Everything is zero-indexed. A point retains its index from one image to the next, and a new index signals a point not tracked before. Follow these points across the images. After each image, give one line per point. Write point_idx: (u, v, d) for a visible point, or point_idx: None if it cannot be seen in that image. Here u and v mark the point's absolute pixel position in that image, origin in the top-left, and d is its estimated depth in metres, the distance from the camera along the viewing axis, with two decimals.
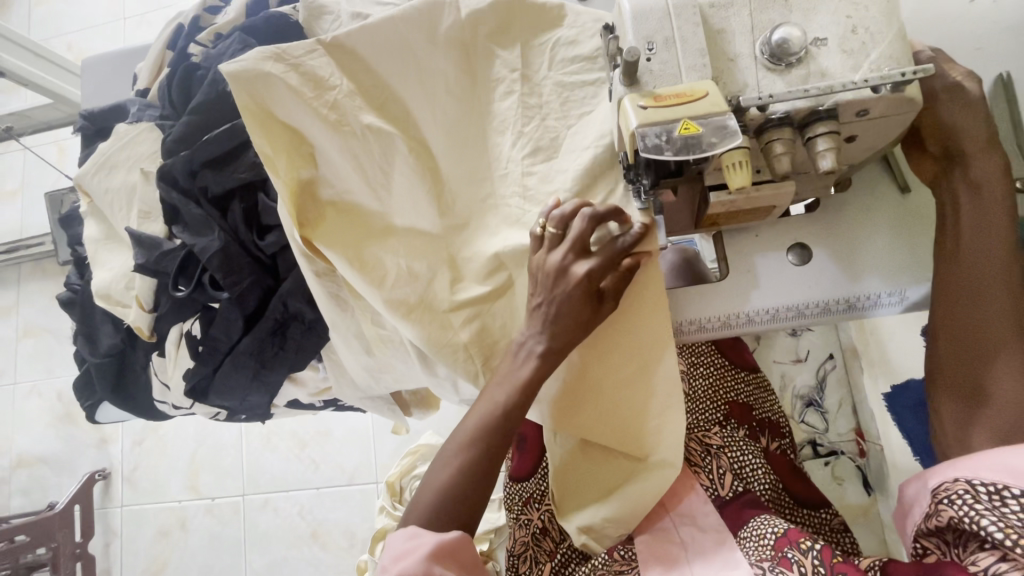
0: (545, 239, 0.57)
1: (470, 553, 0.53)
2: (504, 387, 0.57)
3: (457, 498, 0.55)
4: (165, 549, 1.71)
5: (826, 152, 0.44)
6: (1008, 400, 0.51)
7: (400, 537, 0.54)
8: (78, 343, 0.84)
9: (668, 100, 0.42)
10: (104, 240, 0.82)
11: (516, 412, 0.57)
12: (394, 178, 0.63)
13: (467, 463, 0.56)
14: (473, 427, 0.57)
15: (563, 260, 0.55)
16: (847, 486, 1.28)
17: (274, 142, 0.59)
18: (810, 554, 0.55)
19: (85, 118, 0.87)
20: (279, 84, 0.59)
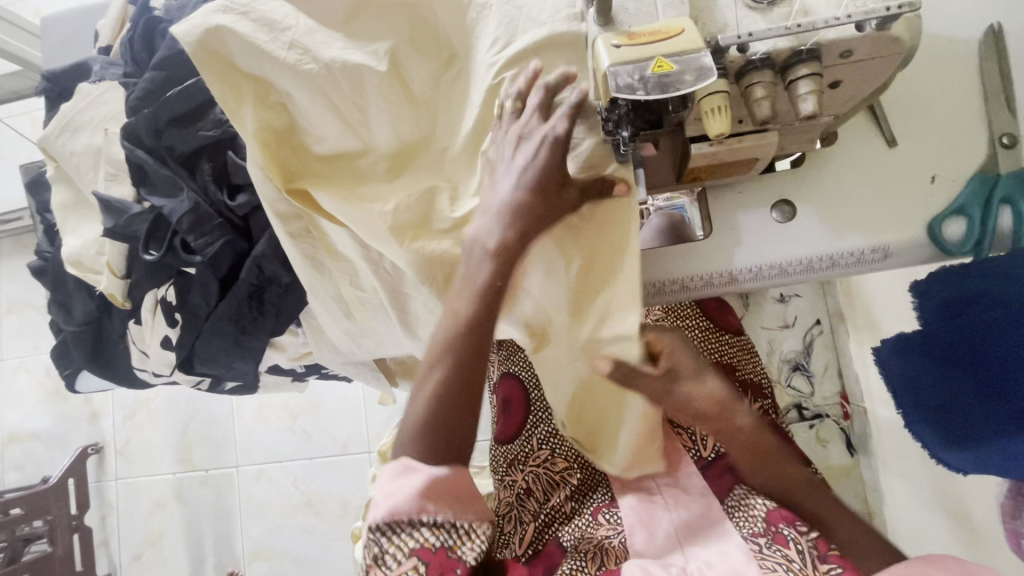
0: (507, 112, 0.56)
1: (466, 484, 0.52)
2: (464, 295, 0.55)
3: (436, 429, 0.51)
4: (161, 520, 1.73)
5: (808, 95, 0.43)
6: None
7: (391, 468, 0.51)
8: (53, 311, 0.82)
9: (642, 39, 0.39)
10: (72, 206, 0.80)
11: (484, 326, 0.54)
12: (365, 130, 0.61)
13: (442, 375, 0.53)
14: (443, 344, 0.54)
15: (528, 118, 0.54)
16: (831, 448, 1.30)
17: (241, 94, 0.59)
18: (806, 538, 0.60)
19: (46, 78, 0.83)
20: (231, 34, 0.57)
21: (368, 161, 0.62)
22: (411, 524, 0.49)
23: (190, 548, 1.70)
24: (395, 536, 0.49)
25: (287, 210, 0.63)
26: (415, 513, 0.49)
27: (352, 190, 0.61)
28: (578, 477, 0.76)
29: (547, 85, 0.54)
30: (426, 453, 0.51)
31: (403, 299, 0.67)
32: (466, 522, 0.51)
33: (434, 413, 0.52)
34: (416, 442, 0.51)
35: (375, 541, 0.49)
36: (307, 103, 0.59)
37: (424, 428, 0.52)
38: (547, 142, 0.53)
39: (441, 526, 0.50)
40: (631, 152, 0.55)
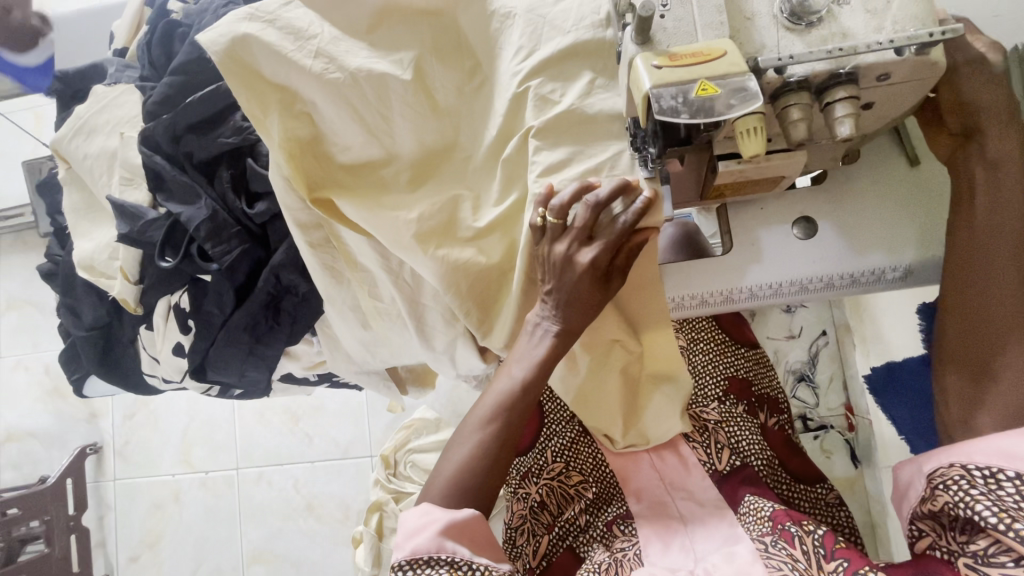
0: (546, 228, 0.55)
1: (485, 530, 0.54)
2: (522, 363, 0.58)
3: (464, 493, 0.56)
4: (160, 522, 1.71)
5: (844, 118, 0.42)
6: (1013, 385, 0.50)
7: (414, 514, 0.55)
8: (63, 315, 0.81)
9: (684, 60, 0.39)
10: (85, 209, 0.79)
11: (534, 389, 0.58)
12: (388, 140, 0.61)
13: (479, 442, 0.57)
14: (494, 403, 0.58)
15: (567, 251, 0.54)
16: (835, 459, 1.30)
17: (266, 104, 0.58)
18: (812, 536, 0.57)
19: (59, 79, 0.82)
20: (257, 42, 0.57)
21: (389, 172, 0.61)
22: (430, 563, 0.51)
23: (188, 551, 1.68)
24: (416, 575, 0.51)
25: (308, 220, 0.63)
26: (433, 553, 0.51)
27: (372, 201, 0.60)
28: (593, 489, 0.76)
29: (598, 200, 0.52)
30: (457, 489, 0.56)
31: (421, 311, 0.66)
32: (482, 564, 0.51)
33: (473, 461, 0.56)
34: (453, 481, 0.56)
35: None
36: (332, 114, 0.59)
37: (461, 472, 0.56)
38: (585, 269, 0.54)
39: (458, 567, 0.51)
40: (658, 168, 0.54)
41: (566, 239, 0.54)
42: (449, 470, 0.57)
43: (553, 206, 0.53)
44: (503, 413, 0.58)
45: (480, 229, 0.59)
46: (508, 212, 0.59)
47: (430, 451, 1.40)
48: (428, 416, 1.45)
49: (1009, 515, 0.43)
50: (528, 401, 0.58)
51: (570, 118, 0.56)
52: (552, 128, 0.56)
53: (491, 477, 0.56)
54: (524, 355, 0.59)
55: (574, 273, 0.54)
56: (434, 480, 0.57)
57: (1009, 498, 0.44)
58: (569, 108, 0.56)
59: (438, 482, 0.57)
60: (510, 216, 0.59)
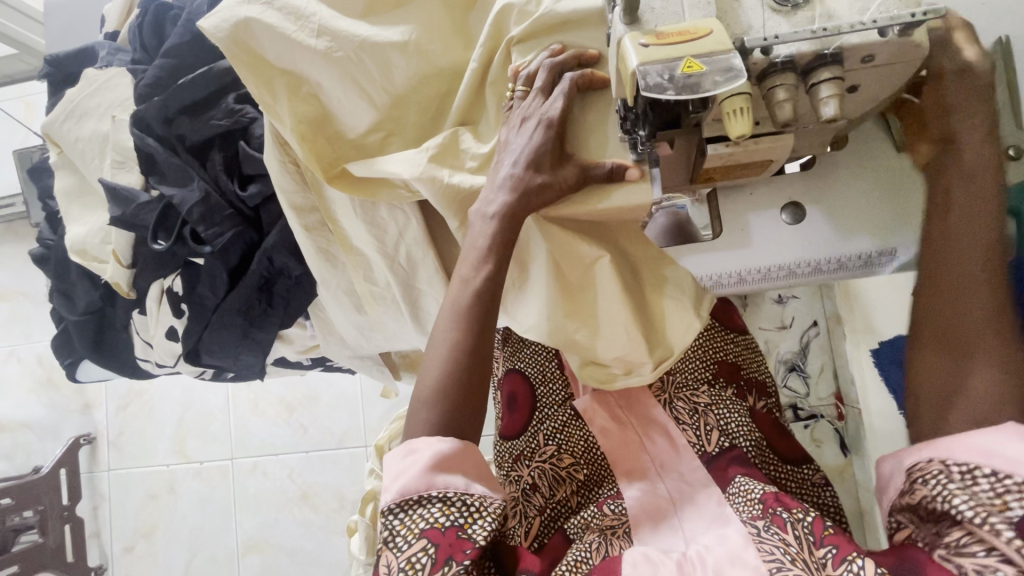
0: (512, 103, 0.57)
1: (474, 457, 0.49)
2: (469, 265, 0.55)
3: (452, 417, 0.50)
4: (154, 511, 1.71)
5: (829, 99, 0.43)
6: (984, 397, 0.49)
7: (398, 455, 0.49)
8: (55, 300, 0.81)
9: (671, 38, 0.40)
10: (77, 193, 0.78)
11: (493, 288, 0.54)
12: (393, 113, 0.60)
13: (451, 356, 0.51)
14: (452, 310, 0.53)
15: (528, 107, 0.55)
16: (825, 447, 1.32)
17: (272, 87, 0.58)
18: (802, 523, 0.56)
19: (50, 64, 0.82)
20: (259, 25, 0.57)
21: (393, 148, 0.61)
22: (421, 502, 0.47)
23: (183, 541, 1.68)
24: (407, 517, 0.47)
25: (303, 203, 0.64)
26: (425, 491, 0.47)
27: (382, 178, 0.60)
28: (584, 472, 0.77)
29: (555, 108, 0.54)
30: (445, 417, 0.50)
31: (415, 294, 0.67)
32: (476, 498, 0.48)
33: (448, 387, 0.50)
34: (432, 402, 0.50)
35: (386, 525, 0.47)
36: (338, 91, 0.59)
37: (440, 397, 0.50)
38: (543, 123, 0.54)
39: (452, 504, 0.47)
40: (646, 152, 0.55)
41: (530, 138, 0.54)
42: (423, 404, 0.50)
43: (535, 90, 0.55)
44: (464, 321, 0.52)
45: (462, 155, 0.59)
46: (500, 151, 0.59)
47: None
48: None
49: (984, 510, 0.43)
50: (487, 304, 0.53)
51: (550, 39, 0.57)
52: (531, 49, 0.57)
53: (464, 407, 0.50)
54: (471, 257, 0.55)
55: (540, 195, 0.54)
56: (412, 422, 0.50)
57: (985, 492, 0.45)
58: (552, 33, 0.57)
59: (416, 424, 0.50)
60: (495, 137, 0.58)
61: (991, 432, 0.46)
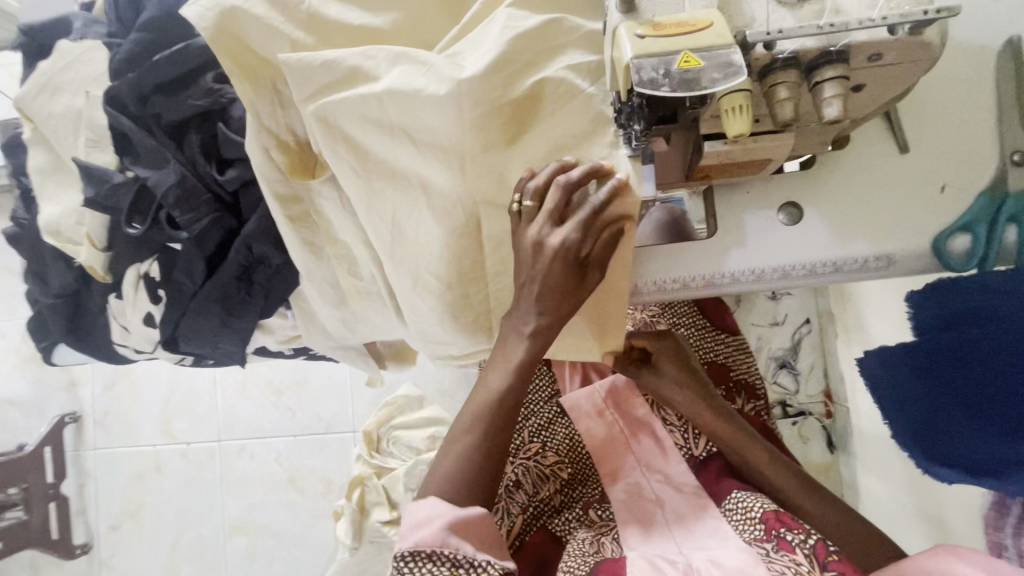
0: (523, 213, 0.53)
1: (488, 526, 0.53)
2: (500, 370, 0.57)
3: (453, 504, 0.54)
4: (140, 492, 1.71)
5: (833, 99, 0.41)
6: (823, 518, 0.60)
7: (421, 506, 0.53)
8: (29, 282, 0.79)
9: (669, 30, 0.37)
10: (51, 170, 0.75)
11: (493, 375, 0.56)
12: (476, 182, 0.55)
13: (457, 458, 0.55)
14: (474, 410, 0.57)
15: (540, 233, 0.51)
16: (811, 445, 1.32)
17: (343, 151, 0.56)
18: (806, 544, 0.56)
19: (23, 34, 0.78)
20: (245, 15, 0.53)
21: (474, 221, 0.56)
22: (429, 557, 0.51)
23: (169, 522, 1.68)
24: (416, 568, 0.51)
25: (286, 193, 0.60)
26: (439, 547, 0.50)
27: (456, 258, 0.58)
28: (568, 470, 0.76)
29: (569, 179, 0.49)
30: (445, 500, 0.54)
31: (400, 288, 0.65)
32: (485, 561, 0.51)
33: (483, 412, 0.56)
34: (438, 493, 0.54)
35: (399, 568, 0.51)
36: (416, 157, 0.55)
37: (443, 485, 0.54)
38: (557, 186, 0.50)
39: (463, 565, 0.51)
40: (641, 147, 0.53)
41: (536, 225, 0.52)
42: (456, 436, 0.56)
43: (528, 187, 0.52)
44: (481, 425, 0.56)
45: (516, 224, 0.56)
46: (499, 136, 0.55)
47: (412, 429, 1.41)
48: (411, 393, 1.44)
49: None
50: (506, 403, 0.57)
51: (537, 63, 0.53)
52: (534, 100, 0.53)
53: (493, 423, 0.56)
54: (501, 354, 0.57)
55: (546, 261, 0.51)
56: (449, 446, 0.57)
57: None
58: (545, 78, 0.53)
59: (446, 459, 0.55)
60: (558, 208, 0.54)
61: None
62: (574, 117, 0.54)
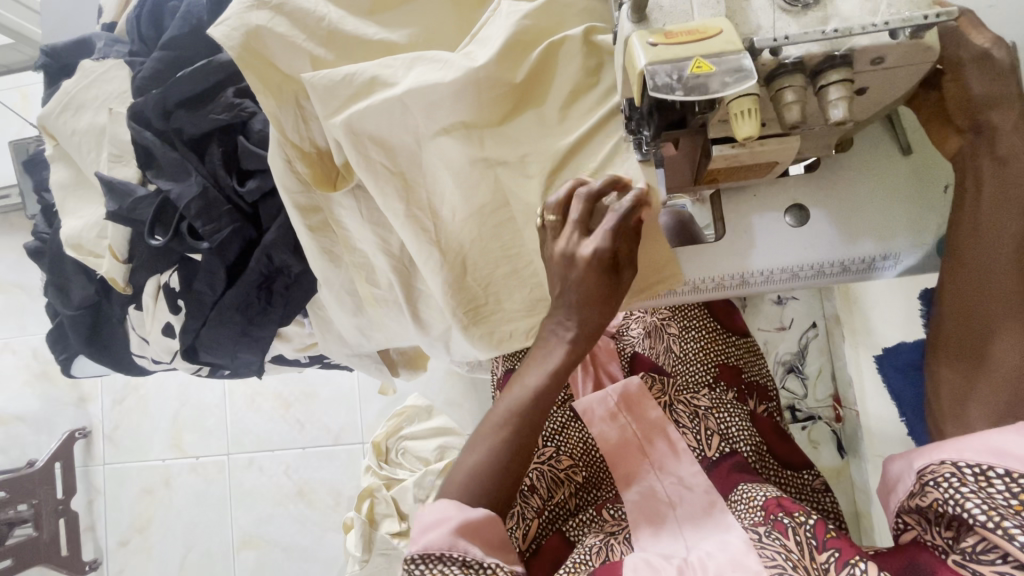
0: (546, 227, 0.56)
1: (499, 531, 0.53)
2: (535, 372, 0.57)
3: (477, 495, 0.54)
4: (149, 507, 1.70)
5: (838, 101, 0.43)
6: (1009, 366, 0.50)
7: (431, 509, 0.54)
8: (50, 294, 0.80)
9: (680, 38, 0.39)
10: (73, 185, 0.78)
11: (545, 395, 0.56)
12: (495, 148, 0.57)
13: (486, 457, 0.55)
14: (505, 410, 0.56)
15: (567, 246, 0.54)
16: (821, 449, 1.32)
17: (372, 156, 0.57)
18: (805, 527, 0.55)
19: (45, 54, 0.80)
20: (269, 34, 0.55)
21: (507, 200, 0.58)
22: (441, 559, 0.50)
23: (177, 536, 1.67)
24: (428, 568, 0.51)
25: (307, 203, 0.62)
26: (447, 550, 0.50)
27: (487, 240, 0.60)
28: (583, 474, 0.77)
29: (590, 189, 0.52)
30: (471, 498, 0.54)
31: (417, 294, 0.66)
32: (494, 563, 0.50)
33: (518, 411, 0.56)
34: (465, 487, 0.54)
35: (412, 571, 0.52)
36: (439, 145, 0.56)
37: (471, 481, 0.54)
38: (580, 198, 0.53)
39: (470, 567, 0.50)
40: (651, 152, 0.55)
41: (565, 235, 0.54)
42: (488, 431, 0.56)
43: (549, 204, 0.55)
44: (513, 421, 0.56)
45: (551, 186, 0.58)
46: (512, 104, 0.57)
47: (422, 439, 1.41)
48: (420, 403, 1.45)
49: (997, 514, 0.43)
50: (541, 408, 0.56)
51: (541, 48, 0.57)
52: (540, 71, 0.58)
53: (532, 423, 0.55)
54: (539, 361, 0.57)
55: (579, 270, 0.53)
56: (479, 438, 0.56)
57: (999, 496, 0.44)
58: (549, 49, 0.57)
59: (477, 451, 0.55)
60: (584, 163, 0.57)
61: (1005, 431, 0.46)
62: (576, 72, 0.57)
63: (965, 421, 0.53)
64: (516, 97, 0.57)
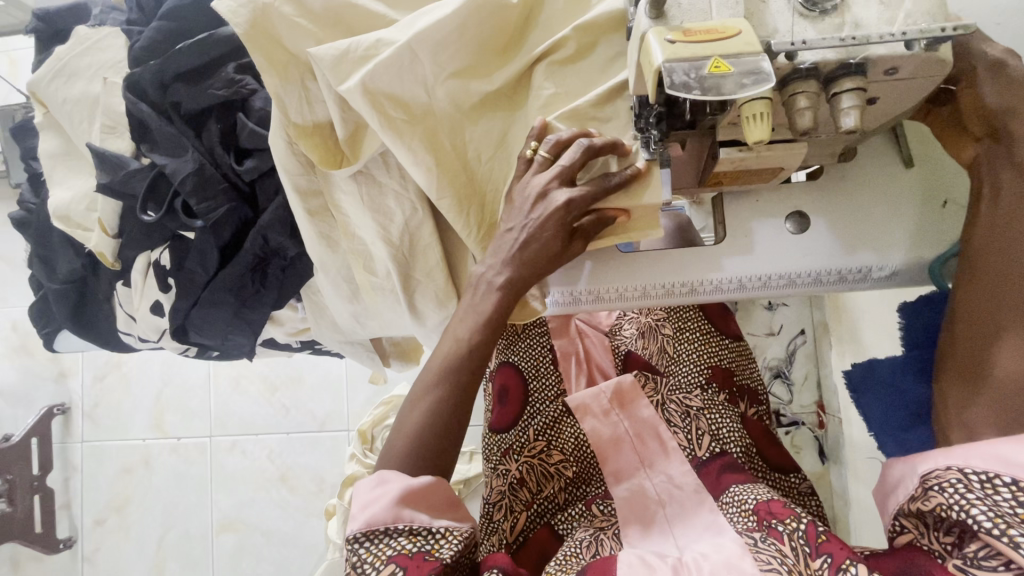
0: (534, 162, 0.55)
1: (441, 494, 0.54)
2: (466, 324, 0.59)
3: (417, 457, 0.56)
4: (127, 486, 1.68)
5: (850, 110, 0.42)
6: (1011, 379, 0.51)
7: (368, 484, 0.54)
8: (34, 266, 0.78)
9: (697, 36, 0.39)
10: (63, 155, 0.75)
11: (481, 350, 0.59)
12: (500, 75, 0.56)
13: (424, 417, 0.57)
14: (440, 367, 0.58)
15: (545, 184, 0.54)
16: (803, 454, 1.34)
17: (392, 114, 0.54)
18: (797, 532, 0.55)
19: (38, 18, 0.78)
20: (279, 13, 0.54)
21: (523, 125, 0.58)
22: (388, 532, 0.51)
23: (156, 517, 1.65)
24: (373, 545, 0.51)
25: (307, 186, 0.61)
26: (391, 522, 0.51)
27: (507, 173, 0.59)
28: (572, 469, 0.76)
29: (592, 144, 0.52)
30: (410, 466, 0.56)
31: (414, 284, 0.66)
32: (442, 527, 0.52)
33: (449, 368, 0.58)
34: (404, 449, 0.56)
35: (354, 551, 0.51)
36: (452, 93, 0.55)
37: (414, 444, 0.56)
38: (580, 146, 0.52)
39: (418, 533, 0.51)
40: (659, 150, 0.54)
41: (547, 175, 0.54)
42: (423, 388, 0.58)
43: (548, 141, 0.54)
44: (450, 378, 0.58)
45: (560, 96, 0.56)
46: (507, 36, 0.56)
47: None
48: (407, 393, 1.45)
49: (1003, 520, 0.43)
50: (476, 360, 0.59)
51: (554, 20, 0.57)
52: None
53: (464, 379, 0.58)
54: (470, 315, 0.59)
55: (545, 211, 0.54)
56: (417, 398, 0.58)
57: (1004, 503, 0.45)
58: None
59: (414, 413, 0.57)
60: (588, 71, 0.56)
61: (1011, 441, 0.47)
62: None
63: None
64: (512, 31, 0.57)
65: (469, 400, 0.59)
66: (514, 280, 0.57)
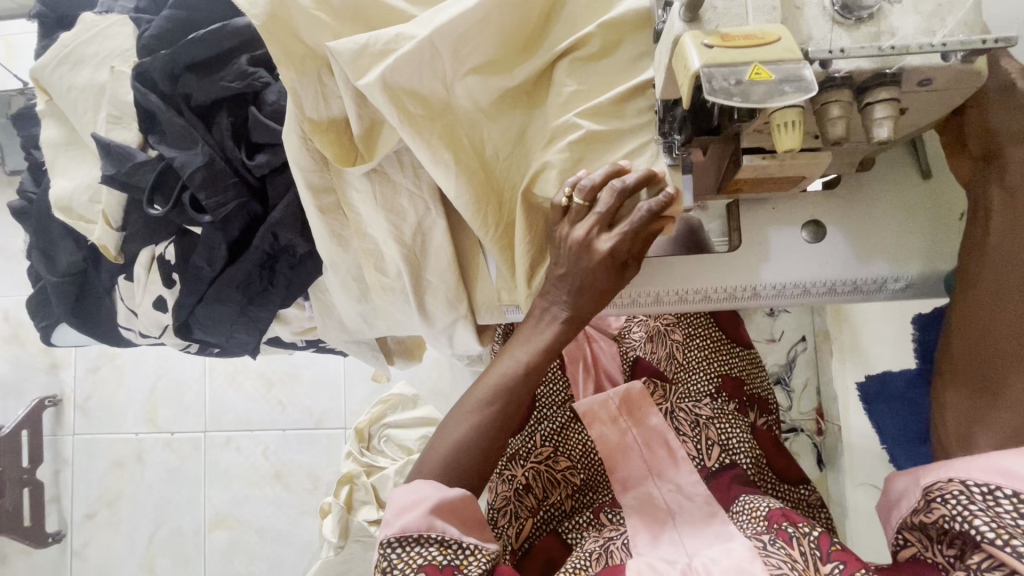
0: (569, 210, 0.54)
1: (472, 511, 0.54)
2: (527, 346, 0.58)
3: (458, 470, 0.56)
4: (119, 481, 1.66)
5: (883, 121, 0.42)
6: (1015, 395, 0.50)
7: (403, 491, 0.54)
8: (33, 258, 0.76)
9: (737, 41, 0.38)
10: (65, 145, 0.73)
11: (534, 373, 0.58)
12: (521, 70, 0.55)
13: (468, 430, 0.57)
14: (492, 384, 0.58)
15: (586, 235, 0.53)
16: (802, 461, 1.33)
17: (409, 109, 0.53)
18: (809, 537, 0.55)
19: (42, 3, 0.76)
20: (297, 7, 0.53)
21: (544, 122, 0.57)
22: (419, 540, 0.51)
23: (147, 512, 1.63)
24: (404, 551, 0.51)
25: (320, 183, 0.60)
26: (422, 531, 0.51)
27: (526, 171, 0.58)
28: (580, 476, 0.76)
29: (624, 185, 0.51)
30: (449, 476, 0.56)
31: (425, 285, 0.65)
32: (471, 542, 0.52)
33: (503, 387, 0.58)
34: (444, 458, 0.56)
35: (386, 555, 0.51)
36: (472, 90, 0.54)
37: (456, 454, 0.56)
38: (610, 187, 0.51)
39: (448, 545, 0.51)
40: (682, 156, 0.53)
41: (585, 224, 0.53)
42: (473, 407, 0.58)
43: (582, 185, 0.52)
44: (502, 397, 0.58)
45: (583, 93, 0.54)
46: (530, 33, 0.55)
47: (406, 428, 1.39)
48: (405, 392, 1.43)
49: (1006, 531, 0.43)
50: (529, 382, 0.58)
51: (577, 17, 0.56)
52: None
53: (514, 401, 0.58)
54: (529, 339, 0.58)
55: (590, 260, 0.53)
56: (464, 411, 0.58)
57: (1006, 514, 0.44)
58: None
59: (461, 425, 0.57)
60: (611, 69, 0.55)
61: (1013, 453, 0.46)
62: None
63: (974, 446, 0.53)
64: (535, 27, 0.55)
65: (516, 418, 0.58)
66: (574, 316, 0.57)
